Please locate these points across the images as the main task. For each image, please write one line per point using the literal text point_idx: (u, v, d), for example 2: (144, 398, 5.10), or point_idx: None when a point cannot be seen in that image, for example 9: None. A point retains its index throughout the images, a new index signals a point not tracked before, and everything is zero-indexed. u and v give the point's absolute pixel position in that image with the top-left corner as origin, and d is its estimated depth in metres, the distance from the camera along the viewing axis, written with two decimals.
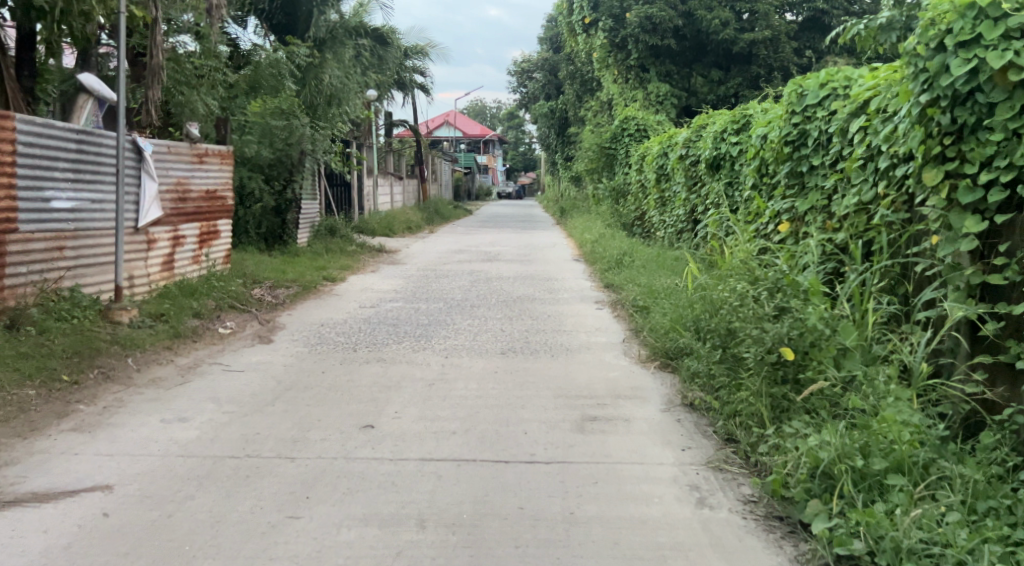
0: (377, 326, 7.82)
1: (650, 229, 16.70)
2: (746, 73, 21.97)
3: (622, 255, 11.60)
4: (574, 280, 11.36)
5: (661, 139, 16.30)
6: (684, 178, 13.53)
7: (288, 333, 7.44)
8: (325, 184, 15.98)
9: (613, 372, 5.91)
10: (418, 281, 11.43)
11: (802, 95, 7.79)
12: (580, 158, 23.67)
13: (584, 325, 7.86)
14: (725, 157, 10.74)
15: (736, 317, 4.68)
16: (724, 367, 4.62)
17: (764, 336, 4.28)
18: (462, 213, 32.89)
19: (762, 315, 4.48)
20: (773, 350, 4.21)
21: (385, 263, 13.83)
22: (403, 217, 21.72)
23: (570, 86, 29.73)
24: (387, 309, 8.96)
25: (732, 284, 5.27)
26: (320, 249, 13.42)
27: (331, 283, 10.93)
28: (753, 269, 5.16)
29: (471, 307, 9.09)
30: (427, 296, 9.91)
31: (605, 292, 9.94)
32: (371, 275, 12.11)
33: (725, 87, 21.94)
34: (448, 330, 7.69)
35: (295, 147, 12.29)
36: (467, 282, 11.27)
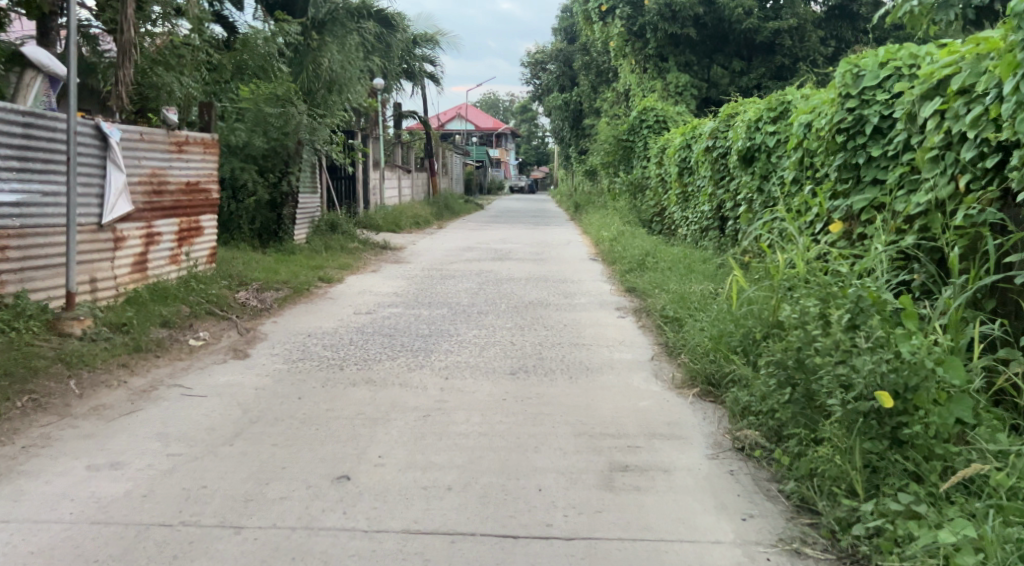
0: (372, 337, 6.91)
1: (670, 226, 15.75)
2: (770, 62, 20.93)
3: (645, 256, 10.66)
4: (592, 283, 10.41)
5: (683, 131, 15.35)
6: (711, 172, 12.57)
7: (271, 344, 6.56)
8: (327, 176, 15.08)
9: (643, 401, 4.98)
10: (422, 282, 10.55)
11: (860, 76, 6.85)
12: (595, 151, 22.67)
13: (606, 338, 6.91)
14: (760, 149, 9.79)
15: (805, 344, 3.72)
16: (791, 406, 3.71)
17: (853, 375, 3.37)
18: (473, 207, 31.93)
19: (840, 345, 3.52)
20: (868, 396, 3.31)
21: (388, 262, 12.94)
22: (410, 212, 20.81)
23: (585, 76, 28.69)
24: (385, 314, 8.08)
25: (798, 300, 4.33)
26: (319, 246, 12.53)
27: (327, 284, 10.06)
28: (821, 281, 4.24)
29: (479, 314, 8.18)
30: (432, 299, 9.01)
31: (628, 299, 8.99)
32: (371, 274, 11.23)
33: (748, 78, 20.91)
34: (451, 342, 6.77)
35: (291, 137, 11.40)
36: (475, 284, 10.38)
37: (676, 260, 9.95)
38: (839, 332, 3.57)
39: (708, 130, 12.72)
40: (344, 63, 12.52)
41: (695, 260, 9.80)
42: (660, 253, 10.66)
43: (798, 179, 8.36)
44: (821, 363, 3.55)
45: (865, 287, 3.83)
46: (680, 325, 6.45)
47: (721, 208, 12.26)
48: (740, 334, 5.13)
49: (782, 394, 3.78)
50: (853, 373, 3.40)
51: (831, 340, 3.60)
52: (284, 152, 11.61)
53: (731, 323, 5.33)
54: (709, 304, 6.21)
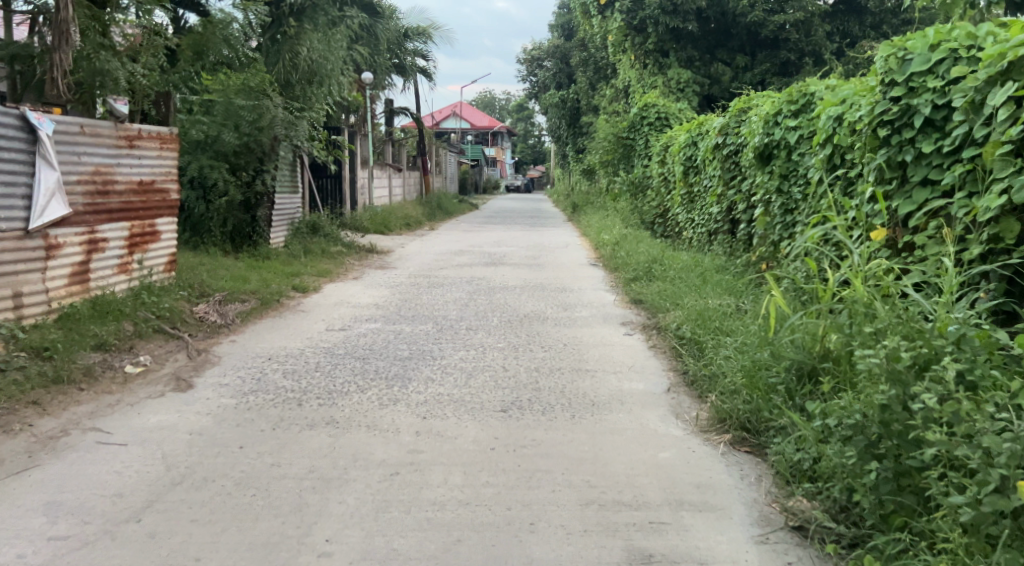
0: (344, 361, 5.99)
1: (674, 229, 14.85)
2: (774, 58, 19.93)
3: (654, 264, 9.73)
4: (594, 293, 9.49)
5: (688, 127, 14.44)
6: (720, 171, 11.66)
7: (223, 371, 5.62)
8: (308, 175, 14.14)
9: (665, 451, 4.10)
10: (408, 291, 9.64)
11: (908, 61, 5.85)
12: (593, 150, 21.72)
13: (612, 362, 5.99)
14: (780, 146, 8.85)
15: (903, 418, 3.18)
16: (880, 490, 3.14)
17: (984, 466, 2.86)
18: (467, 207, 30.93)
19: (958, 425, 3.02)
20: (1004, 491, 2.80)
21: (373, 267, 12.01)
22: (400, 213, 19.91)
23: (583, 73, 27.73)
24: (361, 331, 7.15)
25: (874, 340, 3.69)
26: (299, 250, 11.61)
27: (302, 294, 9.15)
28: (910, 327, 3.61)
29: (468, 330, 7.26)
30: (415, 312, 8.09)
31: (634, 312, 8.06)
32: (352, 282, 10.30)
33: (752, 74, 19.94)
34: (434, 367, 5.84)
35: (266, 131, 10.49)
36: (464, 293, 9.45)
37: (688, 269, 8.99)
38: (957, 408, 3.04)
39: (716, 126, 11.78)
40: (325, 49, 11.57)
41: (708, 269, 8.86)
42: (668, 260, 9.74)
43: (828, 180, 7.45)
44: (933, 439, 3.00)
45: (974, 352, 3.32)
46: (701, 350, 5.54)
47: (734, 211, 11.32)
48: (782, 372, 4.23)
49: (865, 473, 3.22)
50: (987, 467, 2.86)
51: (942, 416, 3.08)
52: (259, 148, 10.67)
53: (769, 357, 4.46)
54: (738, 330, 5.31)
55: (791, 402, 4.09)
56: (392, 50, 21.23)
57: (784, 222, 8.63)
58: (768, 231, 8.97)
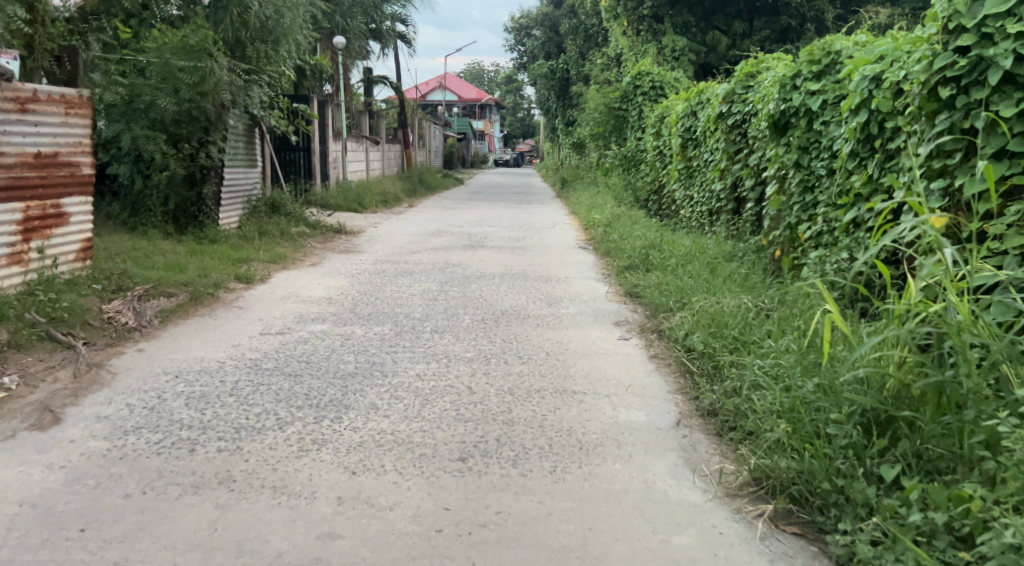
0: (270, 380, 4.79)
1: (671, 207, 13.67)
2: (774, 24, 18.58)
3: (654, 249, 8.53)
4: (584, 284, 8.29)
5: (688, 95, 13.21)
6: (724, 143, 10.50)
7: (108, 396, 4.41)
8: (269, 148, 12.87)
9: (680, 535, 2.97)
10: (371, 280, 8.45)
11: (979, 2, 4.57)
12: (584, 121, 20.40)
13: (606, 381, 4.80)
14: (799, 114, 7.66)
15: None
16: None
17: None
18: (452, 182, 29.65)
19: None
20: None
21: (337, 250, 10.78)
22: (377, 189, 18.62)
23: (572, 42, 26.35)
24: (301, 335, 5.94)
25: None
26: (253, 232, 10.38)
27: (247, 284, 7.95)
28: None
29: (430, 333, 6.06)
30: (373, 308, 6.88)
31: (631, 309, 6.87)
32: (309, 269, 9.07)
33: (751, 41, 18.62)
34: (381, 390, 4.64)
35: (210, 97, 9.31)
36: (435, 284, 8.25)
37: (692, 257, 7.81)
38: None
39: (720, 93, 10.57)
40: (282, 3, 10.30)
41: (714, 257, 7.70)
42: (669, 246, 8.54)
43: (863, 153, 6.30)
44: None
45: None
46: (719, 370, 4.37)
47: (742, 188, 10.14)
48: (843, 422, 3.21)
49: None
50: None
51: None
52: (204, 117, 9.48)
53: (819, 396, 3.38)
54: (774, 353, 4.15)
55: (866, 471, 3.05)
56: (366, 14, 19.84)
57: (803, 202, 7.50)
58: (782, 212, 7.84)
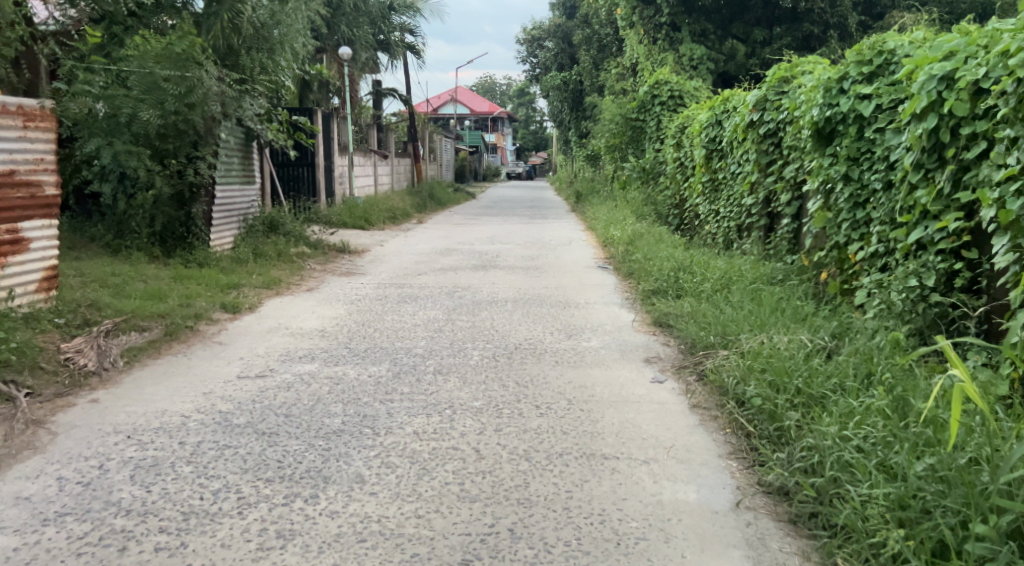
0: (239, 440, 4.02)
1: (695, 222, 12.85)
2: (795, 30, 17.69)
3: (684, 272, 7.73)
4: (607, 310, 7.48)
5: (712, 103, 12.44)
6: (755, 153, 9.71)
7: (37, 468, 3.61)
8: (268, 163, 12.15)
9: None
10: (371, 307, 7.70)
11: None
12: (598, 134, 19.60)
13: (643, 442, 3.99)
14: (847, 121, 6.87)
15: None
16: None
17: None
18: (463, 197, 28.85)
19: None
20: None
21: (337, 272, 10.00)
22: (386, 205, 17.87)
23: (586, 52, 25.57)
24: (285, 378, 5.16)
25: None
26: (247, 254, 9.65)
27: (234, 314, 7.20)
28: None
29: (432, 375, 5.27)
30: (369, 344, 6.09)
31: (663, 344, 6.08)
32: (305, 294, 8.31)
33: (772, 49, 17.70)
34: (369, 455, 3.85)
35: (198, 108, 8.59)
36: (441, 311, 7.47)
37: (729, 283, 7.00)
38: None
39: (749, 101, 9.78)
40: (278, 7, 9.62)
41: (754, 283, 6.90)
42: (700, 267, 7.73)
43: (929, 163, 5.54)
44: None
45: None
46: (788, 442, 3.57)
47: (778, 203, 9.33)
48: (995, 540, 2.67)
49: None
50: None
51: None
52: (194, 131, 8.76)
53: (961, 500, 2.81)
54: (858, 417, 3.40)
55: None
56: (373, 24, 19.18)
57: (854, 219, 6.70)
58: (827, 230, 7.05)
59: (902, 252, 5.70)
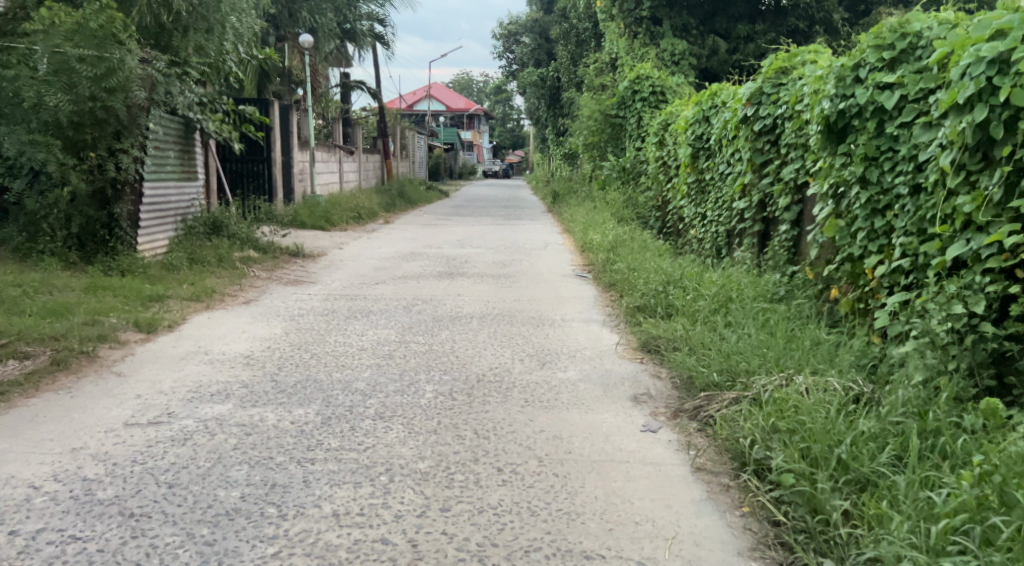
0: (93, 529, 3.01)
1: (679, 225, 11.93)
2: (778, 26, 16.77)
3: (675, 286, 6.75)
4: (586, 330, 6.51)
5: (699, 97, 11.50)
6: (749, 152, 8.77)
7: None
8: (211, 157, 11.08)
9: None
10: (313, 324, 6.67)
11: None
12: (576, 131, 18.59)
13: (636, 531, 3.07)
14: (863, 114, 5.91)
15: None
16: None
17: None
18: (436, 196, 27.80)
19: None
20: None
21: (284, 280, 8.96)
22: (350, 204, 16.78)
23: (564, 47, 24.62)
24: (185, 426, 4.14)
25: None
26: (181, 261, 8.60)
27: (151, 334, 6.16)
28: None
29: (370, 420, 4.26)
30: (300, 376, 5.08)
31: (652, 378, 5.10)
32: (241, 308, 7.26)
33: (755, 44, 16.79)
34: (267, 557, 2.87)
35: (118, 94, 7.58)
36: (392, 331, 6.46)
37: (727, 303, 6.01)
38: None
39: (742, 94, 8.81)
40: None
41: (755, 303, 5.92)
42: (693, 281, 6.76)
43: (971, 165, 4.61)
44: None
45: None
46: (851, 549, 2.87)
47: (775, 207, 8.38)
48: None
49: None
50: None
51: None
52: (115, 119, 7.72)
53: None
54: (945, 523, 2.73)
55: None
56: (337, 13, 18.17)
57: (871, 228, 5.74)
58: (838, 241, 6.09)
59: (939, 269, 4.76)
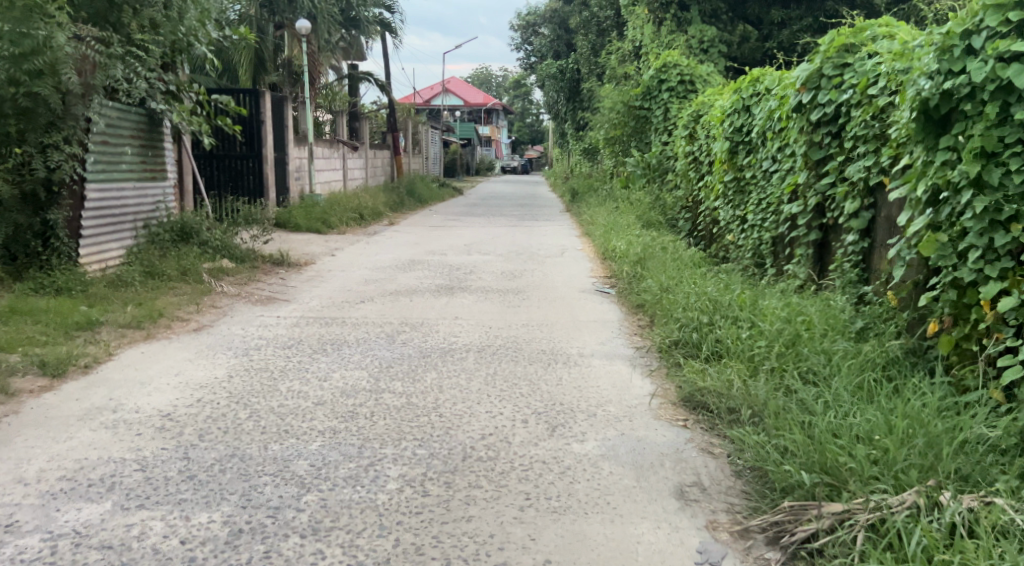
0: None
1: (713, 229, 10.53)
2: (817, 10, 15.18)
3: (723, 315, 5.36)
4: (610, 372, 5.15)
5: (739, 83, 10.08)
6: (803, 146, 7.37)
7: None
8: (184, 154, 9.81)
9: None
10: (267, 362, 5.33)
11: None
12: (597, 125, 17.11)
13: None
14: (976, 96, 4.54)
15: None
16: None
17: None
18: (449, 193, 26.48)
19: None
20: None
21: (256, 297, 7.64)
22: (352, 203, 15.46)
23: (584, 37, 23.14)
24: (23, 550, 2.90)
25: None
26: (132, 275, 7.29)
27: (60, 377, 4.84)
28: None
29: (295, 538, 3.00)
30: (222, 451, 3.74)
31: (704, 458, 3.72)
32: (189, 338, 5.94)
33: (790, 30, 15.22)
34: None
35: (48, 77, 6.41)
36: (364, 372, 5.10)
37: (795, 343, 4.63)
38: None
39: (796, 78, 7.38)
40: None
41: (835, 344, 4.53)
42: (746, 307, 5.37)
43: None
44: None
45: None
46: None
47: (838, 212, 6.96)
48: None
49: None
50: None
51: None
52: (45, 108, 6.53)
53: None
54: None
55: None
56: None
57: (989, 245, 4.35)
58: (936, 260, 4.64)
59: None
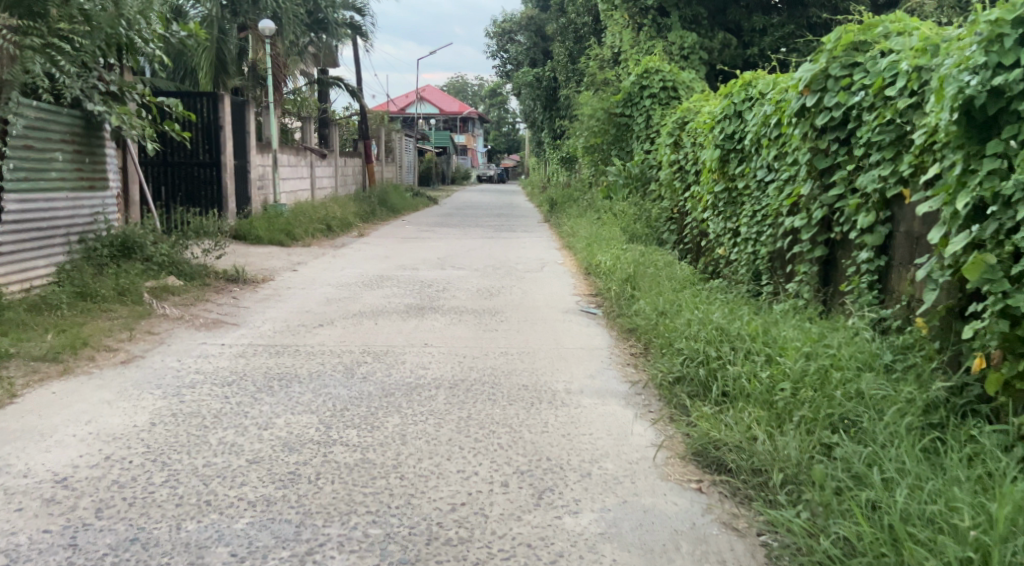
0: None
1: (702, 242, 9.82)
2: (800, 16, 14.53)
3: (733, 347, 4.62)
4: (602, 413, 4.40)
5: (729, 87, 9.39)
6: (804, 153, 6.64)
7: None
8: (127, 160, 8.96)
9: None
10: (200, 404, 4.53)
11: None
12: (575, 133, 16.38)
13: None
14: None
15: None
16: None
17: None
18: (423, 203, 25.69)
19: None
20: None
21: (204, 320, 6.85)
22: (319, 212, 14.64)
23: (560, 43, 22.42)
24: None
25: None
26: (58, 296, 6.47)
27: None
28: None
29: None
30: (122, 536, 2.99)
31: (729, 542, 3.03)
32: (113, 374, 5.13)
33: (773, 36, 14.58)
34: None
35: None
36: (312, 418, 4.32)
37: (825, 385, 3.89)
38: None
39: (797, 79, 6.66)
40: None
41: (873, 387, 3.80)
42: (758, 337, 4.64)
43: None
44: None
45: None
46: None
47: (848, 225, 6.24)
48: None
49: None
50: None
51: None
52: None
53: None
54: None
55: None
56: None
57: None
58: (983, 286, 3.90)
59: None
